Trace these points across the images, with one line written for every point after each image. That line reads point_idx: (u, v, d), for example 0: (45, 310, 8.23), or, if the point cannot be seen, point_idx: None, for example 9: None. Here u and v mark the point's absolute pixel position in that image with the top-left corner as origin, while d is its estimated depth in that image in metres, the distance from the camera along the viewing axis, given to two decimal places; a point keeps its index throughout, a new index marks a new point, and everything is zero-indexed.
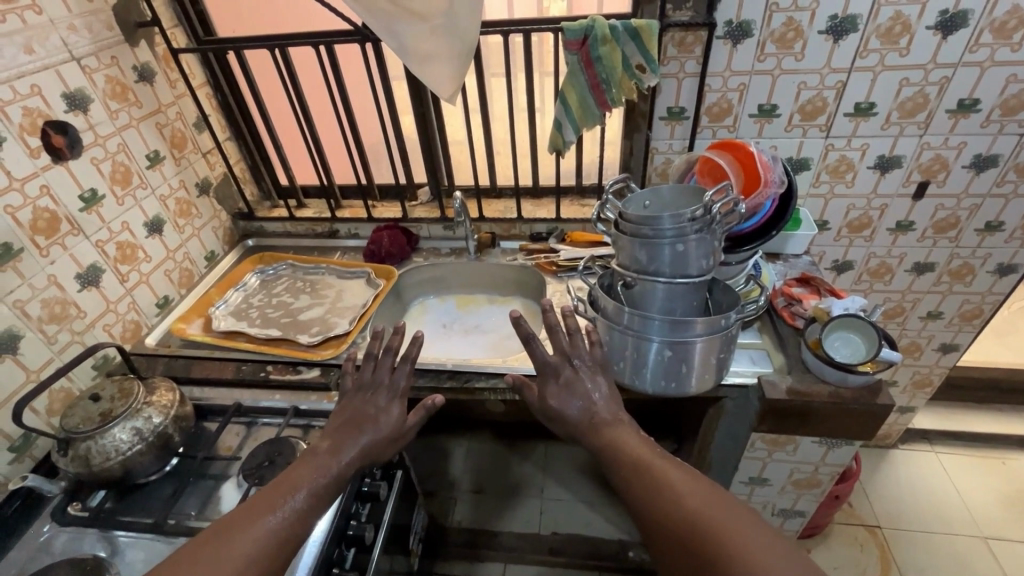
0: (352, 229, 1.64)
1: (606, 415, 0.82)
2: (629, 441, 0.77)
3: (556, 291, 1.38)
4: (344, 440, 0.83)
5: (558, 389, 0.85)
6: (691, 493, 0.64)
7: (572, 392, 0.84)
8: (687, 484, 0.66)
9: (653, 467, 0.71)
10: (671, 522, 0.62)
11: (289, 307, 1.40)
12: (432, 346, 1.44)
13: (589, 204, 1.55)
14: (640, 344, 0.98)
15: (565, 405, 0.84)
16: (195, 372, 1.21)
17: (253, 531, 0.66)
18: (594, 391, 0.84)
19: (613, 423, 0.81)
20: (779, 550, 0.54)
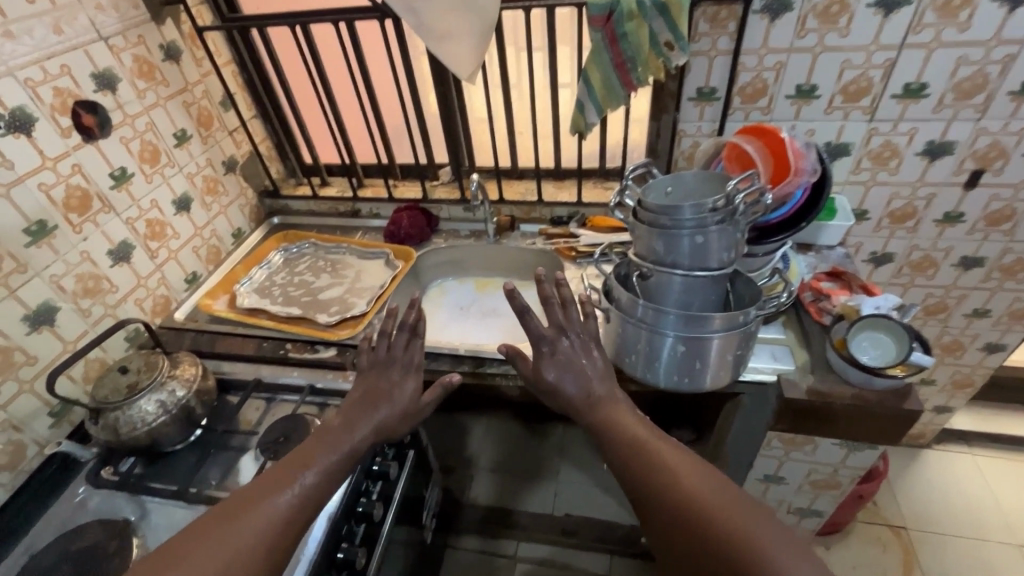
0: (374, 209, 1.64)
1: (602, 389, 0.81)
2: (624, 422, 0.75)
3: (573, 277, 1.36)
4: (364, 408, 0.87)
5: (555, 365, 0.84)
6: (690, 478, 0.62)
7: (566, 366, 0.83)
8: (685, 469, 0.64)
9: (649, 448, 0.68)
10: (668, 506, 0.61)
11: (310, 286, 1.42)
12: (449, 329, 1.45)
13: (612, 187, 1.50)
14: (654, 339, 0.96)
15: (561, 381, 0.83)
16: (219, 347, 1.25)
17: (265, 505, 0.68)
18: (588, 367, 0.83)
19: (607, 399, 0.80)
20: (780, 537, 0.53)
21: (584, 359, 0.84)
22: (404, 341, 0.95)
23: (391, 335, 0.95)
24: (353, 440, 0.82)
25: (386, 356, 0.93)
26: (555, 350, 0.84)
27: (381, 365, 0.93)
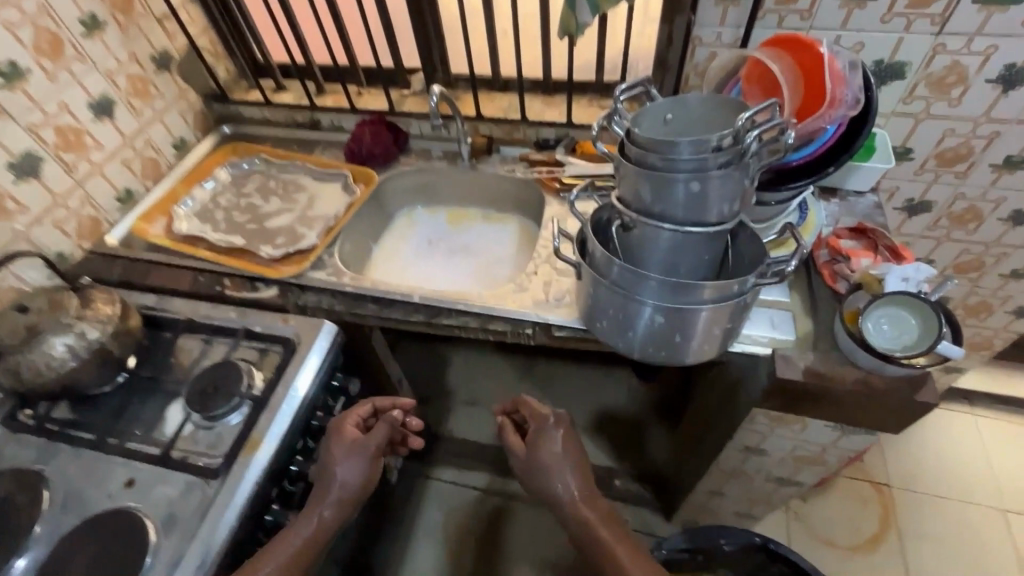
0: (335, 120, 1.42)
1: (582, 491, 0.99)
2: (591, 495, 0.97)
3: (555, 214, 1.18)
4: (316, 500, 0.88)
5: (543, 476, 0.99)
6: (618, 534, 0.94)
7: (550, 475, 0.98)
8: (619, 540, 0.93)
9: (607, 524, 0.94)
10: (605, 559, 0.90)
11: (257, 212, 1.25)
12: (415, 266, 1.29)
13: (610, 106, 1.27)
14: (631, 305, 0.81)
15: (546, 469, 0.99)
16: (152, 280, 1.12)
17: (270, 561, 0.80)
18: (563, 483, 0.97)
19: (584, 499, 0.97)
20: None
21: (563, 451, 0.99)
22: (352, 430, 0.93)
23: (341, 426, 0.94)
24: (302, 532, 0.84)
25: (339, 443, 0.92)
26: (545, 451, 0.99)
27: (332, 455, 0.90)
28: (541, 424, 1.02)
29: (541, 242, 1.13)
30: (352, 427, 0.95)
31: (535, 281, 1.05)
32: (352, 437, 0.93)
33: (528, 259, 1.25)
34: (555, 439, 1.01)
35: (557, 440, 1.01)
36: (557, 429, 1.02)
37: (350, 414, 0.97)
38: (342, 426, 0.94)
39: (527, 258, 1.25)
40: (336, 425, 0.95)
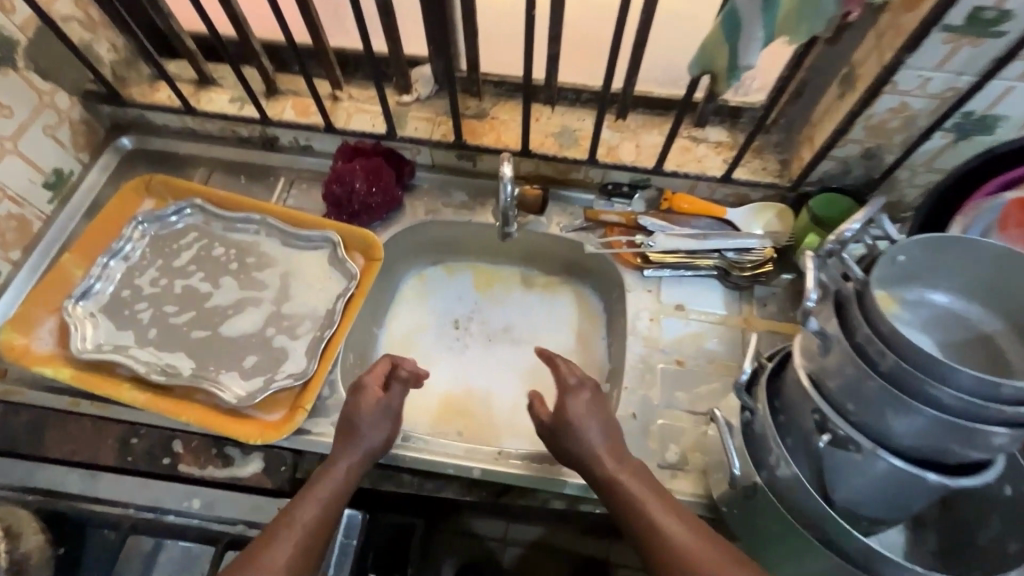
0: (301, 139, 0.97)
1: (612, 442, 0.66)
2: (650, 506, 0.60)
3: (639, 305, 0.87)
4: (318, 480, 0.64)
5: (577, 444, 0.65)
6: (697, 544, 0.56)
7: (573, 434, 0.66)
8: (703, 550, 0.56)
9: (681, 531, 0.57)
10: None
11: (204, 305, 0.84)
12: (442, 364, 0.93)
13: (707, 139, 0.92)
14: (821, 553, 0.58)
15: (582, 431, 0.65)
16: (52, 445, 0.72)
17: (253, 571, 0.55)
18: (589, 430, 0.65)
19: (613, 455, 0.64)
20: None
21: (606, 438, 0.65)
22: (372, 393, 0.68)
23: (358, 383, 0.69)
24: (304, 519, 0.60)
25: (347, 417, 0.67)
26: (587, 445, 0.65)
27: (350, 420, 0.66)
28: (569, 393, 0.68)
29: (630, 355, 0.83)
30: (371, 386, 0.69)
31: (635, 428, 0.77)
32: (370, 404, 0.67)
33: (598, 354, 0.93)
34: (584, 404, 0.67)
35: (593, 409, 0.67)
36: (585, 399, 0.67)
37: (371, 364, 0.71)
38: (359, 382, 0.69)
39: (597, 353, 0.93)
40: (351, 381, 0.69)
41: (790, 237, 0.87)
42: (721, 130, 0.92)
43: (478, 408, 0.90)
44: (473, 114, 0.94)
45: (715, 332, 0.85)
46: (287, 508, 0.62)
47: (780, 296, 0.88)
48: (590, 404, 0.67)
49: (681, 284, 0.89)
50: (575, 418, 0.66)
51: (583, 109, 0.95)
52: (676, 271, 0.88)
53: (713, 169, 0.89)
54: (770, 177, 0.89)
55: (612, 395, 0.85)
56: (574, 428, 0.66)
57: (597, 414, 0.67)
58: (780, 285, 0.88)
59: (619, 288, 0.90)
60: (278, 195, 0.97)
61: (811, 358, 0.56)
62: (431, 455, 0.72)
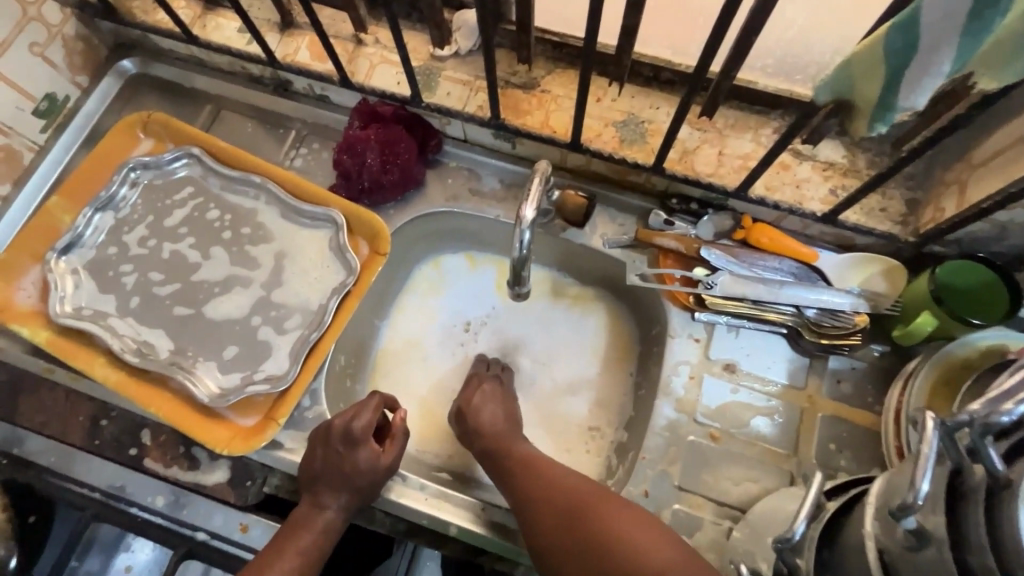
0: (316, 87, 0.82)
1: (512, 423, 0.70)
2: (550, 476, 0.61)
3: (681, 357, 0.72)
4: (309, 509, 0.62)
5: (478, 420, 0.70)
6: (650, 536, 0.52)
7: (479, 406, 0.71)
8: (654, 540, 0.52)
9: (612, 513, 0.55)
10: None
11: (191, 277, 0.76)
12: (444, 373, 0.83)
13: (813, 157, 0.71)
14: None
15: (480, 408, 0.71)
16: (25, 413, 0.70)
17: None
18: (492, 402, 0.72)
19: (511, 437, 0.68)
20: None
21: (508, 416, 0.70)
22: (368, 448, 0.63)
23: (347, 418, 0.64)
24: (298, 548, 0.59)
25: (338, 468, 0.62)
26: (481, 421, 0.69)
27: (342, 456, 0.62)
28: (481, 377, 0.76)
29: (656, 417, 0.69)
30: (368, 437, 0.63)
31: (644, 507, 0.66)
32: (366, 459, 0.62)
33: (623, 395, 0.79)
34: (491, 385, 0.74)
35: (497, 389, 0.73)
36: (494, 382, 0.74)
37: (363, 406, 0.65)
38: (352, 434, 0.63)
39: (622, 394, 0.79)
40: (339, 424, 0.64)
41: (896, 304, 0.68)
42: (836, 147, 0.70)
43: None
44: (520, 83, 0.76)
45: (767, 405, 0.70)
46: (278, 541, 0.60)
47: (860, 374, 0.71)
48: (492, 386, 0.74)
49: (738, 338, 0.72)
50: (480, 392, 0.72)
51: (659, 94, 0.74)
52: (735, 322, 0.72)
53: (812, 200, 0.69)
54: (888, 223, 0.68)
55: (627, 453, 0.73)
56: (479, 401, 0.72)
57: (501, 395, 0.73)
58: (864, 359, 0.71)
59: (661, 327, 0.75)
60: (287, 151, 0.84)
61: (892, 541, 0.42)
62: (407, 502, 0.65)
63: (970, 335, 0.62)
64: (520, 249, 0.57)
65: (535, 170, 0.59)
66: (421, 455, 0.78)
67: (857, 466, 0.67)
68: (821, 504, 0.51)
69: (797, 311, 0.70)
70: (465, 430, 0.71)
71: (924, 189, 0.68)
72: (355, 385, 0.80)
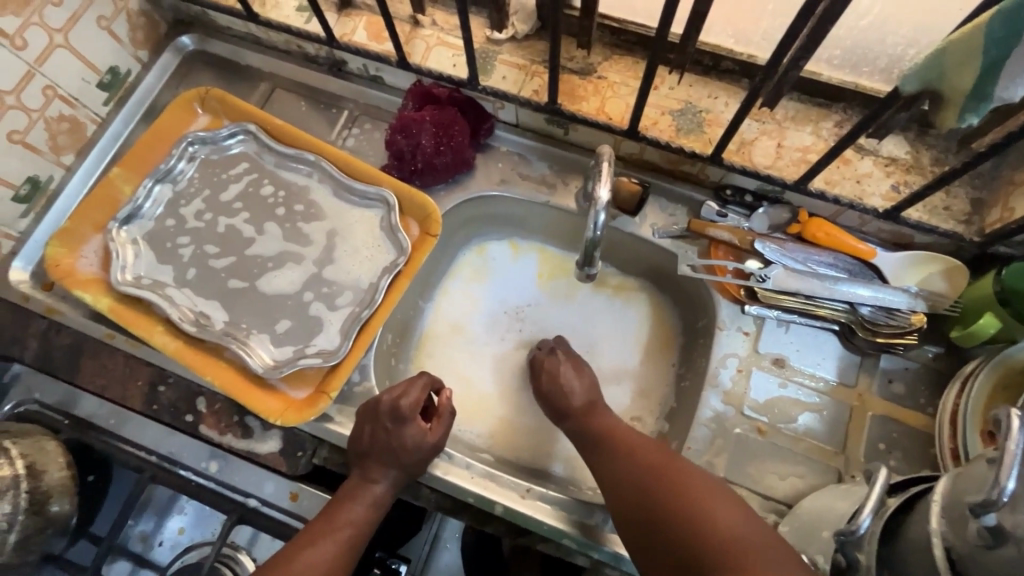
0: (371, 68, 0.83)
1: (592, 396, 0.70)
2: (625, 447, 0.62)
3: (730, 351, 0.71)
4: (358, 483, 0.63)
5: (559, 398, 0.71)
6: (721, 507, 0.52)
7: (555, 380, 0.72)
8: (731, 512, 0.52)
9: (688, 487, 0.55)
10: (711, 548, 0.49)
11: (245, 252, 0.77)
12: (486, 357, 0.84)
13: (875, 153, 0.69)
14: None
15: (562, 381, 0.71)
16: (86, 376, 0.73)
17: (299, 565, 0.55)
18: (569, 376, 0.72)
19: (592, 409, 0.69)
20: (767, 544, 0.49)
21: (584, 389, 0.70)
22: (416, 425, 0.64)
23: (399, 400, 0.64)
24: (349, 519, 0.60)
25: (385, 445, 0.63)
26: (567, 393, 0.70)
27: (394, 434, 0.63)
28: (543, 356, 0.76)
29: (703, 409, 0.69)
30: (415, 415, 0.64)
31: None
32: (413, 436, 0.63)
33: (664, 385, 0.79)
34: (559, 360, 0.74)
35: (574, 364, 0.73)
36: (562, 354, 0.74)
37: (410, 385, 0.66)
38: (399, 410, 0.64)
39: (663, 384, 0.79)
40: (386, 401, 0.65)
41: (956, 304, 0.67)
42: (900, 143, 0.69)
43: (513, 417, 0.81)
44: (577, 69, 0.75)
45: (816, 401, 0.69)
46: (330, 512, 0.61)
47: (912, 374, 0.70)
48: (566, 359, 0.73)
49: (788, 333, 0.72)
50: (555, 370, 0.73)
51: (718, 83, 0.74)
52: (784, 317, 0.71)
53: (873, 195, 0.68)
54: (952, 221, 0.67)
55: (668, 444, 0.73)
56: (553, 378, 0.72)
57: (573, 366, 0.73)
58: (917, 360, 0.70)
59: (709, 320, 0.75)
60: (339, 131, 0.85)
61: (960, 538, 0.41)
62: (453, 479, 0.66)
63: None
64: (594, 231, 0.58)
65: (599, 153, 0.59)
66: (462, 435, 0.79)
67: (906, 466, 0.66)
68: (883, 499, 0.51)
69: (851, 308, 0.69)
70: (549, 407, 0.72)
71: (990, 189, 0.67)
72: (398, 363, 0.81)
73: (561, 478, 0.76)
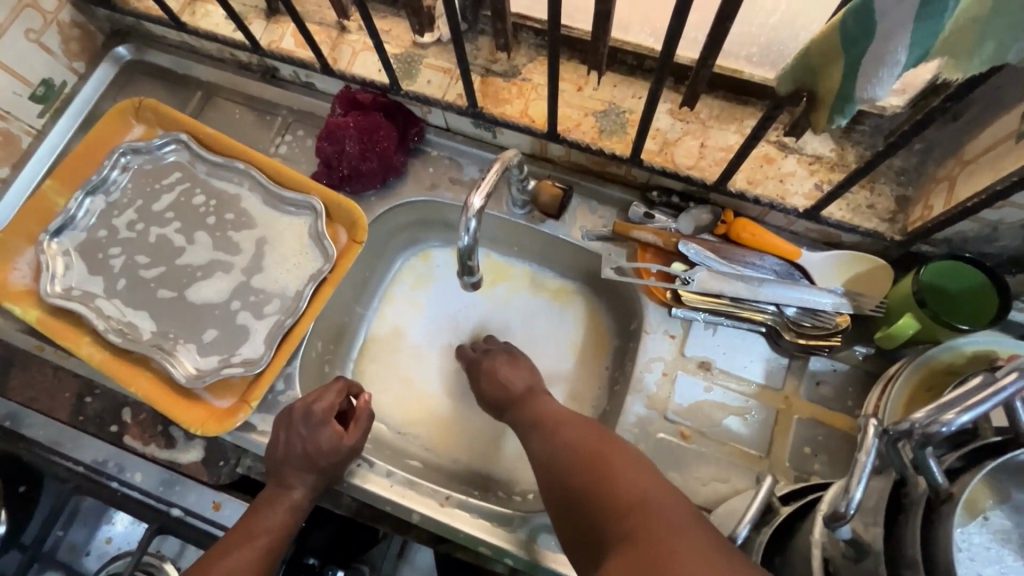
0: (301, 75, 0.82)
1: (529, 384, 0.69)
2: (555, 432, 0.60)
3: (657, 356, 0.70)
4: (276, 490, 0.63)
5: (499, 390, 0.70)
6: (635, 474, 0.51)
7: (495, 373, 0.71)
8: (639, 477, 0.51)
9: (613, 467, 0.52)
10: (612, 514, 0.48)
11: (174, 262, 0.77)
12: (424, 362, 0.83)
13: (799, 151, 0.68)
14: None
15: (499, 376, 0.71)
16: (16, 388, 0.74)
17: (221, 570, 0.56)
18: (504, 371, 0.71)
19: (529, 396, 0.68)
20: (678, 517, 0.46)
21: (522, 379, 0.70)
22: (330, 429, 0.64)
23: (313, 411, 0.65)
24: (269, 525, 0.60)
25: (300, 451, 0.64)
26: (505, 382, 0.70)
27: (313, 447, 0.63)
28: (482, 354, 0.75)
29: (626, 414, 0.69)
30: (329, 417, 0.65)
31: None
32: (327, 440, 0.64)
33: (596, 388, 0.79)
34: (499, 355, 0.73)
35: (510, 356, 0.73)
36: (502, 351, 0.74)
37: (326, 389, 0.67)
38: (313, 414, 0.64)
39: (596, 387, 0.79)
40: (300, 407, 0.65)
41: (881, 304, 0.65)
42: (824, 140, 0.68)
43: (449, 423, 0.80)
44: (501, 71, 0.75)
45: (741, 405, 0.68)
46: (250, 519, 0.61)
47: (841, 376, 0.68)
48: (504, 354, 0.73)
49: (715, 335, 0.71)
50: (493, 367, 0.72)
51: (642, 83, 0.72)
52: (711, 319, 0.70)
53: (796, 195, 0.67)
54: (875, 219, 0.65)
55: None
56: (494, 373, 0.71)
57: (510, 361, 0.72)
58: (847, 361, 0.69)
59: (638, 323, 0.74)
60: (273, 138, 0.85)
61: (835, 549, 0.40)
62: (370, 487, 0.67)
63: (957, 340, 0.60)
64: (467, 236, 0.57)
65: (499, 160, 0.59)
66: (394, 441, 0.79)
67: (831, 470, 0.65)
68: (774, 505, 0.50)
69: (777, 310, 0.68)
70: (490, 404, 0.71)
71: (916, 186, 0.65)
72: (333, 370, 0.81)
73: (493, 482, 0.76)
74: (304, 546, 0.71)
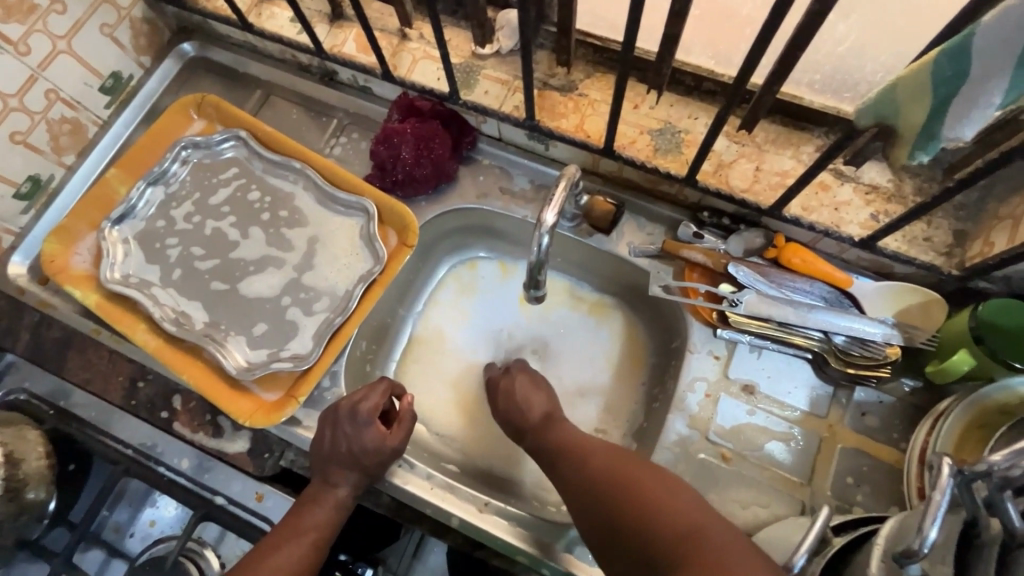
0: (360, 79, 0.84)
1: (550, 407, 0.69)
2: (581, 463, 0.60)
3: (701, 376, 0.71)
4: (321, 487, 0.64)
5: (513, 411, 0.70)
6: (679, 508, 0.51)
7: (510, 395, 0.71)
8: (689, 506, 0.51)
9: (653, 498, 0.52)
10: (669, 558, 0.47)
11: (228, 255, 0.79)
12: (463, 369, 0.84)
13: (856, 179, 0.68)
14: None
15: (514, 397, 0.71)
16: (72, 369, 0.76)
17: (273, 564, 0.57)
18: (525, 397, 0.70)
19: (550, 421, 0.67)
20: (730, 548, 0.47)
21: (542, 403, 0.69)
22: (374, 429, 0.65)
23: (357, 411, 0.66)
24: (316, 522, 0.62)
25: (345, 451, 0.65)
26: (524, 408, 0.69)
27: (358, 447, 0.64)
28: (499, 374, 0.75)
29: (667, 432, 0.69)
30: (374, 418, 0.66)
31: None
32: (371, 440, 0.65)
33: (633, 403, 0.79)
34: (515, 376, 0.73)
35: (525, 375, 0.73)
36: (518, 371, 0.73)
37: (371, 389, 0.68)
38: (358, 414, 0.66)
39: (633, 403, 0.79)
40: (346, 405, 0.67)
41: (933, 338, 0.65)
42: (882, 170, 0.67)
43: (488, 429, 0.81)
44: (558, 86, 0.76)
45: (784, 430, 0.68)
46: (297, 515, 0.62)
47: (886, 408, 0.68)
48: (520, 372, 0.73)
49: (760, 358, 0.71)
50: (510, 388, 0.72)
51: (699, 104, 0.73)
52: (756, 343, 0.70)
53: (851, 223, 0.67)
54: (932, 252, 0.65)
55: None
56: (510, 397, 0.71)
57: (528, 380, 0.72)
58: (893, 393, 0.68)
59: (681, 341, 0.74)
60: (327, 139, 0.87)
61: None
62: (412, 489, 0.68)
63: (1011, 379, 0.58)
64: (537, 251, 0.58)
65: (564, 177, 0.60)
66: (430, 444, 0.80)
67: (873, 502, 0.65)
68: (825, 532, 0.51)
69: (825, 337, 0.68)
70: (508, 424, 0.71)
71: (975, 221, 0.65)
72: (373, 369, 0.82)
73: (527, 490, 0.76)
74: (339, 544, 0.72)
